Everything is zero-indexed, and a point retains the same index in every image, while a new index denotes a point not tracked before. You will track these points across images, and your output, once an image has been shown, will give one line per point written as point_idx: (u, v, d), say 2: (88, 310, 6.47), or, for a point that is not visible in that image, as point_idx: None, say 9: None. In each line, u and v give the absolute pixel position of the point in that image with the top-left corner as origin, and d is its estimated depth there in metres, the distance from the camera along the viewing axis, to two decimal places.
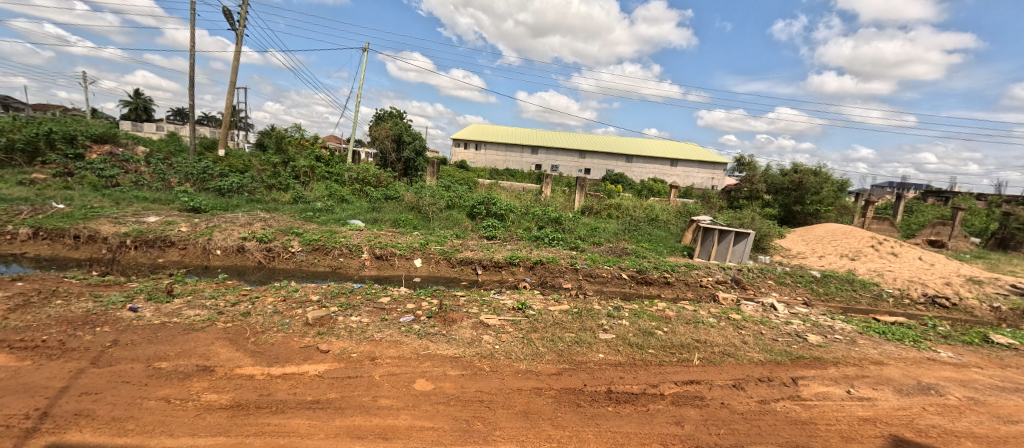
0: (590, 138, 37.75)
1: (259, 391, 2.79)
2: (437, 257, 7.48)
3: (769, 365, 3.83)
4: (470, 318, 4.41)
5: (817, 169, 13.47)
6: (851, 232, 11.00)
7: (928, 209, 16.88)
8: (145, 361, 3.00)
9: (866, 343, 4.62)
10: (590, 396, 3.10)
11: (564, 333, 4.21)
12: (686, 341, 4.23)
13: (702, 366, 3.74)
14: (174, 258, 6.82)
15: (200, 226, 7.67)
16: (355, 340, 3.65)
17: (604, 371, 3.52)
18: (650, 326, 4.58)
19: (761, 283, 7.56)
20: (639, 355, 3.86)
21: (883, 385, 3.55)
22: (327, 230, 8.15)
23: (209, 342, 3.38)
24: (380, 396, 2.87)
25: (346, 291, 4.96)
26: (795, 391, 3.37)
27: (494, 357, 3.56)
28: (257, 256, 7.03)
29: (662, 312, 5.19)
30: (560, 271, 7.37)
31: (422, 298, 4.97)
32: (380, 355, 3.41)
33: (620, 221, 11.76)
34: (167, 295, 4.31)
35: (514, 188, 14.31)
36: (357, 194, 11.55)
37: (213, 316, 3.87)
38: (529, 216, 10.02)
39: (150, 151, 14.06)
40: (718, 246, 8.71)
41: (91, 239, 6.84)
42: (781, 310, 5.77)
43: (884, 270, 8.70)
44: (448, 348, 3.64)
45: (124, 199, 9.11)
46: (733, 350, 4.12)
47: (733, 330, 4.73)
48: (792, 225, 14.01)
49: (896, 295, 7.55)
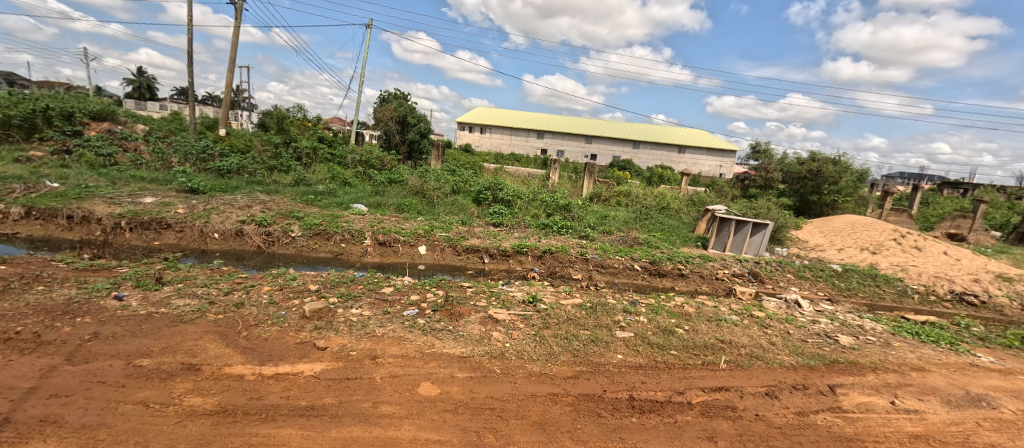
0: (597, 124, 36.98)
1: (248, 395, 2.53)
2: (442, 244, 7.19)
3: (802, 370, 3.54)
4: (477, 312, 4.12)
5: (837, 158, 12.93)
6: (871, 224, 10.58)
7: (946, 202, 16.35)
8: (126, 357, 2.74)
9: (902, 346, 4.30)
10: (612, 405, 2.83)
11: (579, 330, 3.92)
12: (710, 342, 3.93)
13: (729, 370, 3.44)
14: (171, 241, 6.59)
15: (198, 208, 7.39)
16: (355, 335, 3.38)
17: (625, 375, 3.24)
18: (669, 324, 4.28)
19: (779, 277, 7.23)
20: (661, 357, 3.56)
21: (929, 396, 3.27)
22: (329, 214, 7.87)
23: (197, 337, 3.11)
24: (381, 401, 2.61)
25: (347, 280, 4.70)
26: (835, 401, 3.09)
27: (506, 357, 3.28)
28: (256, 240, 6.77)
29: (681, 308, 4.88)
30: (569, 261, 7.08)
31: (426, 289, 4.69)
32: (381, 354, 3.14)
33: (630, 209, 11.39)
34: (156, 283, 4.03)
35: (520, 173, 13.92)
36: (360, 177, 11.23)
37: (204, 306, 3.61)
38: (537, 202, 9.67)
39: (150, 130, 13.75)
40: (735, 237, 8.37)
41: (86, 221, 6.58)
42: (806, 306, 5.45)
43: (907, 265, 8.33)
44: (455, 346, 3.37)
45: (121, 178, 8.85)
46: (761, 352, 3.82)
47: (758, 329, 4.42)
48: (808, 215, 13.54)
49: (921, 291, 7.22)
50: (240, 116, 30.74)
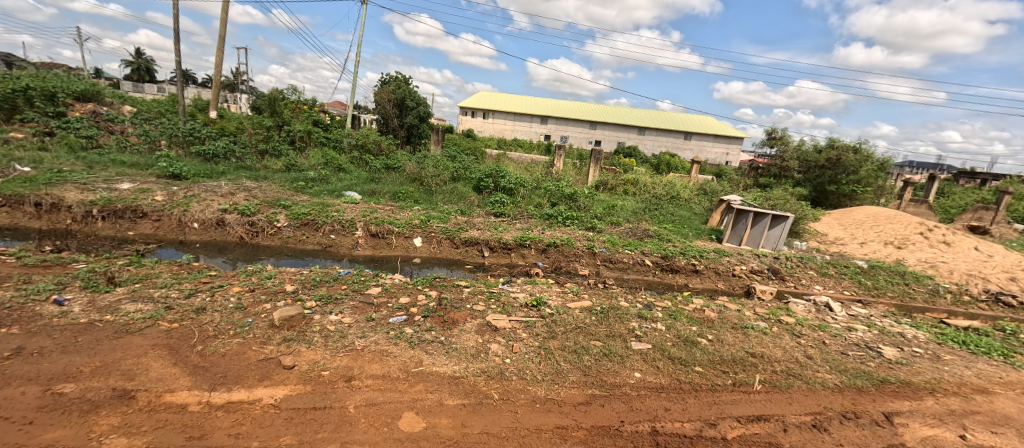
0: (602, 109, 36.11)
1: (187, 434, 2.07)
2: (439, 236, 6.68)
3: (849, 393, 3.05)
4: (474, 319, 3.63)
5: (858, 146, 12.23)
6: (895, 217, 9.98)
7: (966, 193, 15.62)
8: (46, 382, 2.28)
9: (954, 360, 3.79)
10: (631, 442, 2.38)
11: (589, 341, 3.44)
12: (740, 356, 3.44)
13: (766, 393, 2.96)
14: (147, 232, 6.11)
15: (177, 196, 6.88)
16: (330, 349, 2.90)
17: (646, 400, 2.75)
18: (691, 333, 3.78)
19: (801, 274, 6.71)
20: (685, 376, 3.07)
21: (1003, 427, 2.79)
22: (319, 203, 7.35)
23: (141, 352, 2.63)
24: (351, 442, 2.15)
25: (330, 279, 4.21)
26: (895, 436, 2.62)
27: (505, 378, 2.80)
28: (238, 230, 6.28)
29: (701, 313, 4.37)
30: (575, 256, 6.59)
31: (418, 290, 4.19)
32: (359, 374, 2.66)
33: (638, 199, 10.83)
34: (108, 283, 3.52)
35: (523, 160, 13.33)
36: (356, 163, 10.71)
37: (158, 312, 3.13)
38: (541, 191, 9.12)
39: (139, 112, 13.21)
40: (752, 230, 7.84)
41: (56, 208, 6.08)
42: (838, 310, 4.93)
43: (936, 261, 7.78)
44: (447, 363, 2.89)
45: (100, 163, 8.34)
46: (799, 369, 3.33)
47: (790, 339, 3.92)
48: (824, 206, 12.94)
49: (954, 291, 6.70)
50: (238, 99, 30.07)
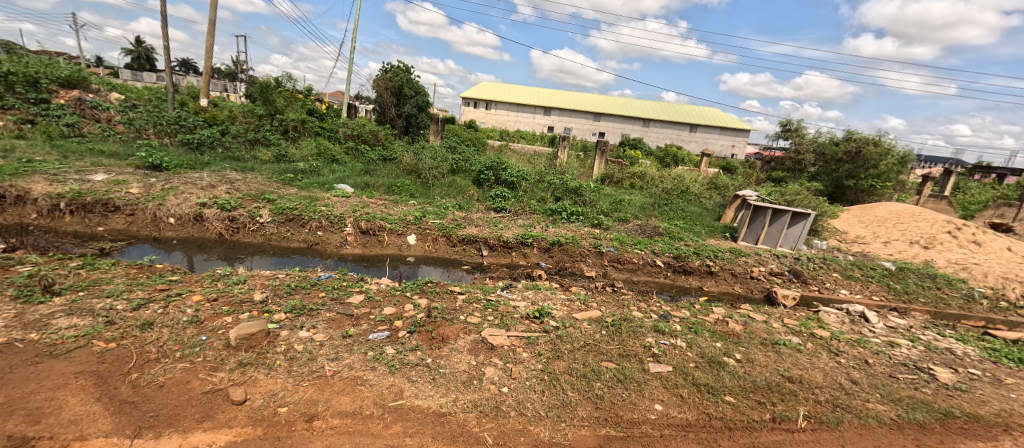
0: (606, 100, 35.37)
1: None
2: (434, 233, 6.19)
3: (911, 432, 2.60)
4: (467, 334, 3.15)
5: (878, 138, 11.57)
6: (920, 214, 9.41)
7: (985, 189, 14.95)
8: None
9: (1020, 385, 3.30)
10: None
11: (601, 363, 2.96)
12: (777, 382, 2.94)
13: (812, 433, 2.50)
14: (119, 227, 5.66)
15: (155, 188, 6.41)
16: (294, 377, 2.43)
17: (671, 444, 2.30)
18: (717, 352, 3.29)
19: (825, 276, 6.20)
20: (716, 410, 2.60)
21: None
22: (307, 196, 6.87)
23: (61, 383, 2.17)
24: None
25: (307, 285, 3.74)
26: None
27: (503, 415, 2.34)
28: (217, 226, 5.80)
29: (725, 326, 3.86)
30: (580, 255, 6.10)
31: (406, 298, 3.70)
32: (324, 411, 2.20)
33: (646, 193, 10.29)
34: (45, 293, 3.05)
35: (526, 151, 12.77)
36: (351, 154, 10.21)
37: (95, 329, 2.65)
38: (544, 184, 8.58)
39: (127, 99, 12.68)
40: (769, 228, 7.31)
41: (20, 201, 5.60)
42: (874, 321, 4.43)
43: (968, 263, 7.25)
44: (433, 394, 2.42)
45: (77, 152, 7.86)
46: (846, 398, 2.85)
47: (829, 358, 3.43)
48: (840, 201, 12.35)
49: (990, 296, 6.18)
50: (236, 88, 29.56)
